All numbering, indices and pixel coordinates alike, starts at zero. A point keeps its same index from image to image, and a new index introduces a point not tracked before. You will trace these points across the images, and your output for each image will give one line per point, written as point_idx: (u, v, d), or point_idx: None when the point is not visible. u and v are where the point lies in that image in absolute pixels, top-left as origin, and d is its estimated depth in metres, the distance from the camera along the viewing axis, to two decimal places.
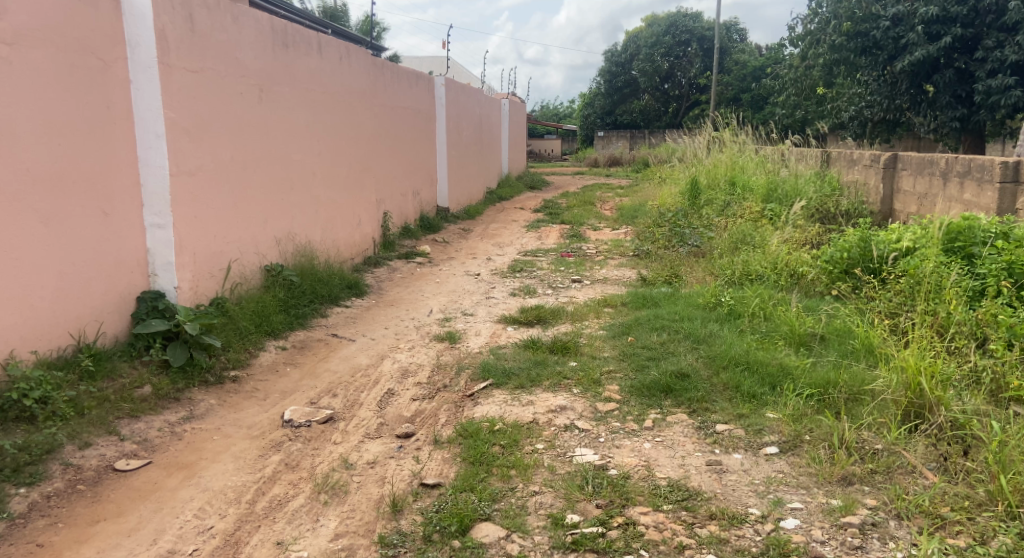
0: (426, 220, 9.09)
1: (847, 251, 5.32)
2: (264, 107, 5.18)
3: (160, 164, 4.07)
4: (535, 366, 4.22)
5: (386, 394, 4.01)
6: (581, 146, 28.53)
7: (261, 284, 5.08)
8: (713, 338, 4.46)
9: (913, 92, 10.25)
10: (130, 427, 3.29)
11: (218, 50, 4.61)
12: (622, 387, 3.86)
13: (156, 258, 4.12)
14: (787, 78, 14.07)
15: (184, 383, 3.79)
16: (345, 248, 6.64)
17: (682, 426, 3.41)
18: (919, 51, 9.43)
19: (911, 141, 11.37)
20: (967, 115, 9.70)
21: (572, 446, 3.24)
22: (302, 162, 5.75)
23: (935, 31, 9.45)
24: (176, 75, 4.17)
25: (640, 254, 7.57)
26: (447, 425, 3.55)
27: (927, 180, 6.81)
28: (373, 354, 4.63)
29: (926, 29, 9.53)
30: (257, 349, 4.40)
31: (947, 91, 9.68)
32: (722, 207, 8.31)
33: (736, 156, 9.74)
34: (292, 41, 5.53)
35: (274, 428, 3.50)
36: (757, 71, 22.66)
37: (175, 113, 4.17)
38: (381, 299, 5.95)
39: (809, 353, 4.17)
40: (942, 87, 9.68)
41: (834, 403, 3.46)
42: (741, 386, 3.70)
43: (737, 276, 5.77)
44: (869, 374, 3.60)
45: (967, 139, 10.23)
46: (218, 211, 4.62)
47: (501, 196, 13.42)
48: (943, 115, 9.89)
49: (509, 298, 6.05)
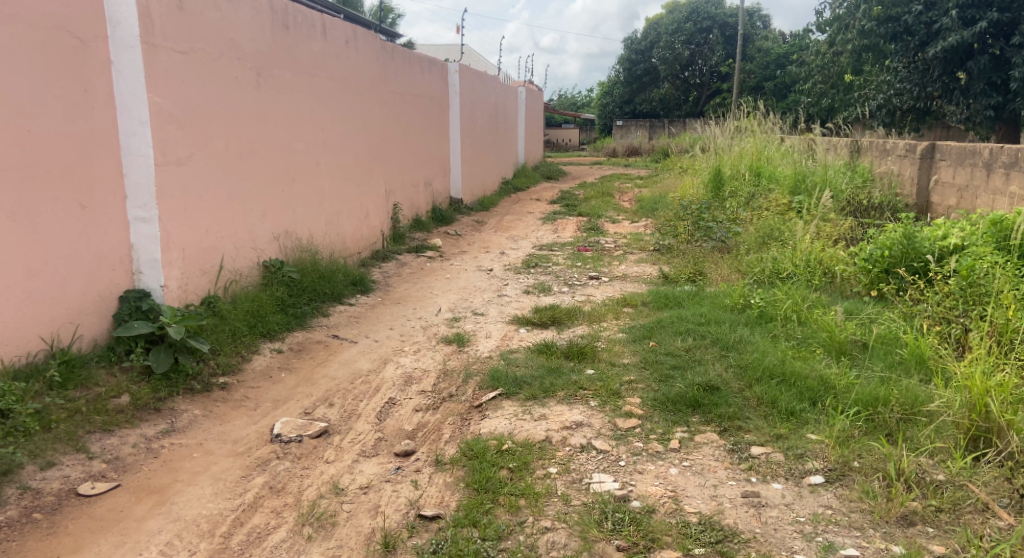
0: (438, 212, 8.75)
1: (889, 249, 4.90)
2: (263, 93, 4.85)
3: (145, 152, 3.75)
4: (549, 375, 3.87)
5: (388, 403, 3.69)
6: (600, 135, 28.03)
7: (259, 281, 4.77)
8: (744, 345, 4.09)
9: (945, 80, 9.75)
10: (102, 444, 2.99)
11: (211, 31, 4.28)
12: (644, 400, 3.52)
13: (141, 254, 3.80)
14: (813, 64, 13.50)
15: (167, 392, 3.48)
16: (351, 242, 6.32)
17: (712, 447, 3.07)
18: (952, 37, 8.97)
19: (941, 131, 10.86)
20: (1003, 103, 9.21)
21: (590, 471, 2.91)
22: (304, 152, 5.42)
23: (971, 15, 8.97)
24: (162, 56, 3.84)
25: (661, 249, 7.19)
26: (451, 442, 3.22)
27: (968, 172, 6.37)
28: (376, 357, 4.30)
29: (960, 13, 9.05)
30: (250, 352, 4.08)
31: (982, 79, 9.20)
32: (746, 199, 7.91)
33: (762, 145, 9.29)
34: (292, 22, 5.18)
35: (261, 443, 3.19)
36: (781, 58, 22.05)
37: (161, 98, 3.85)
38: (387, 296, 5.63)
39: (852, 364, 3.80)
40: (977, 74, 9.20)
41: (885, 424, 3.09)
42: (778, 402, 3.34)
43: (766, 274, 5.37)
44: (923, 390, 3.23)
45: (1000, 129, 9.71)
46: (211, 203, 4.31)
47: (517, 187, 13.06)
48: (977, 104, 9.40)
49: (522, 297, 5.70)
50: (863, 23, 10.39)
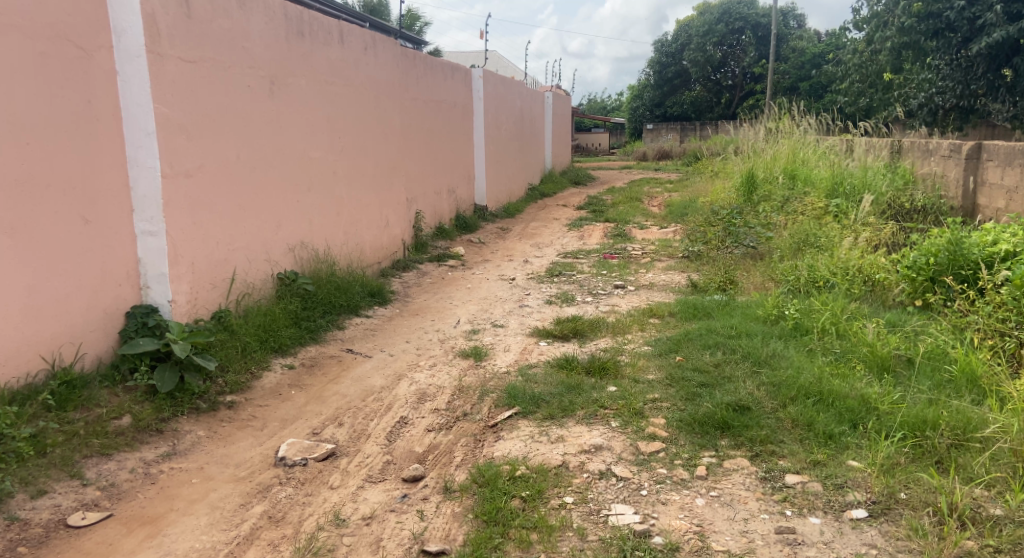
0: (461, 220, 8.60)
1: (934, 256, 4.63)
2: (276, 101, 4.72)
3: (152, 164, 3.63)
4: (569, 393, 3.67)
5: (399, 423, 3.53)
6: (630, 139, 27.71)
7: (272, 294, 4.65)
8: (777, 360, 3.87)
9: (990, 77, 9.39)
10: (98, 469, 2.89)
11: (222, 38, 4.16)
12: (669, 420, 3.32)
13: (148, 268, 3.68)
14: (851, 63, 13.05)
15: (172, 412, 3.34)
16: (370, 252, 6.19)
17: (742, 475, 2.88)
18: (997, 33, 8.68)
19: (985, 130, 10.37)
20: None
21: (608, 501, 2.74)
22: (320, 160, 5.30)
23: (1017, 10, 8.73)
24: (169, 65, 3.73)
25: (691, 255, 6.94)
26: (462, 467, 3.07)
27: (1018, 172, 6.02)
28: (389, 373, 4.14)
29: (1005, 9, 8.78)
30: (260, 369, 3.93)
31: None
32: (780, 204, 7.63)
33: (797, 146, 8.98)
34: (308, 29, 5.06)
35: (265, 467, 3.05)
36: (817, 58, 21.52)
37: (169, 108, 3.74)
38: (406, 307, 5.50)
39: (896, 382, 3.56)
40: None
41: (934, 451, 2.89)
42: (815, 424, 3.14)
43: (802, 283, 5.10)
44: (976, 413, 3.03)
45: None
46: (222, 214, 4.19)
47: (543, 193, 12.87)
48: None
49: (544, 307, 5.51)
50: (903, 19, 10.01)
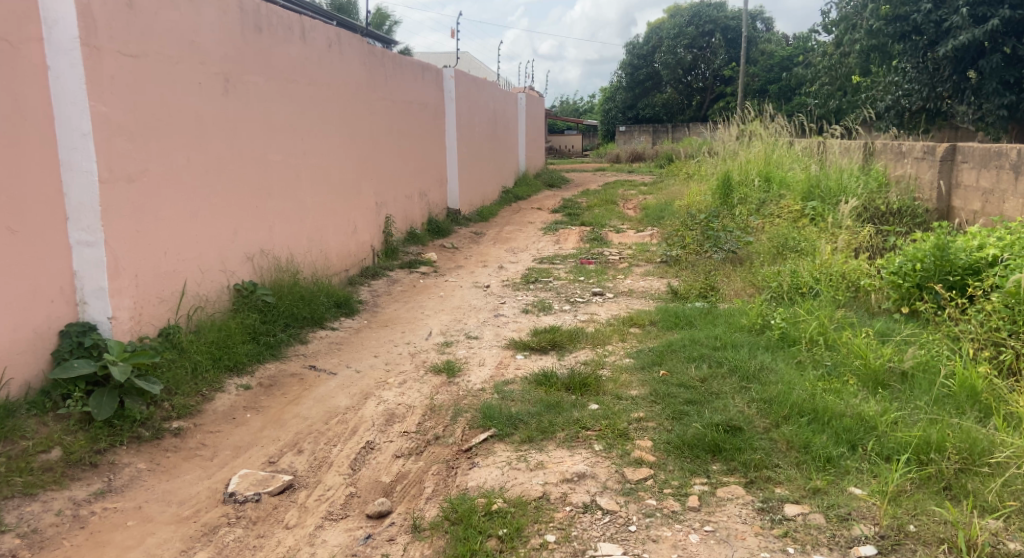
0: (433, 224, 8.31)
1: (920, 261, 4.44)
2: (232, 101, 4.40)
3: (88, 168, 3.31)
4: (548, 412, 3.41)
5: (364, 449, 3.24)
6: (603, 141, 27.58)
7: (228, 307, 4.32)
8: (766, 374, 3.64)
9: (955, 79, 9.26)
10: (20, 512, 2.61)
11: (169, 31, 3.83)
12: (656, 443, 3.08)
13: (85, 282, 3.35)
14: (822, 65, 12.84)
15: (109, 442, 3.03)
16: (337, 259, 5.88)
17: (738, 506, 2.66)
18: (963, 35, 8.52)
19: (949, 132, 10.35)
20: (1016, 102, 8.67)
21: (594, 540, 2.53)
22: (281, 164, 4.99)
23: (982, 13, 8.54)
24: (108, 60, 3.41)
25: (668, 260, 6.72)
26: (433, 500, 2.81)
27: (994, 174, 5.90)
28: (355, 392, 3.85)
29: (971, 11, 8.63)
30: (213, 391, 3.62)
31: (993, 78, 8.67)
32: (756, 207, 7.47)
33: (771, 149, 8.83)
34: (266, 24, 4.76)
35: (212, 505, 2.77)
36: (785, 61, 21.47)
37: (107, 107, 3.42)
38: (374, 318, 5.20)
39: (891, 397, 3.35)
40: (988, 73, 8.68)
41: (941, 476, 2.70)
42: (812, 446, 2.92)
43: (785, 290, 4.89)
44: (981, 433, 2.85)
45: (1013, 130, 9.12)
46: (172, 222, 3.87)
47: (517, 196, 12.63)
48: (988, 103, 8.86)
49: (520, 317, 5.25)
50: (871, 22, 9.91)
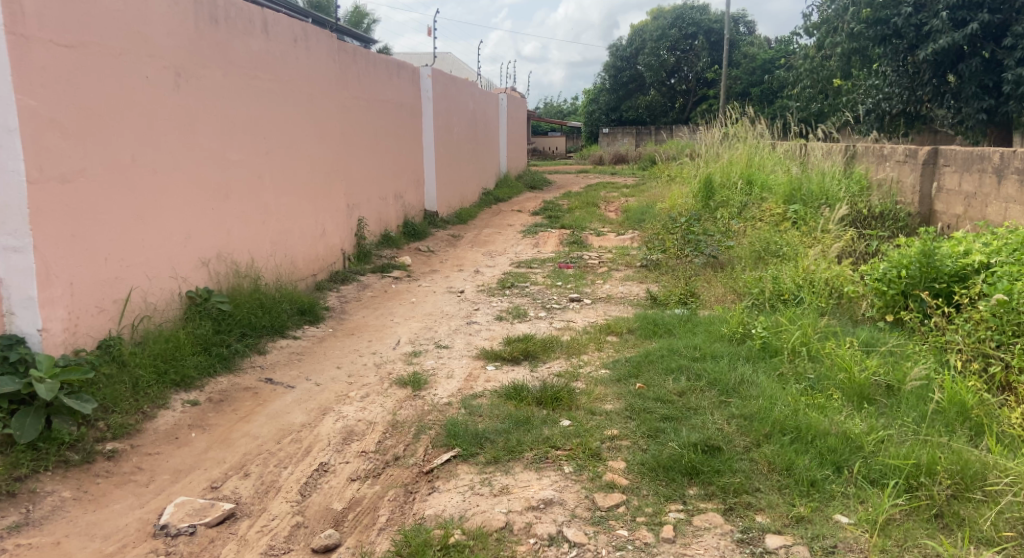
0: (409, 226, 8.06)
1: (905, 267, 4.22)
2: (184, 97, 4.13)
3: (15, 168, 3.09)
4: (516, 430, 3.18)
5: (317, 472, 3.01)
6: (586, 142, 27.42)
7: (180, 316, 4.06)
8: (747, 388, 3.44)
9: (935, 83, 9.10)
10: None
11: (112, 20, 3.58)
12: (630, 465, 2.86)
13: (12, 291, 3.13)
14: (800, 68, 12.65)
15: (31, 467, 2.79)
16: (303, 263, 5.62)
17: (715, 536, 2.46)
18: (942, 39, 8.31)
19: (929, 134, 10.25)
20: (995, 106, 8.60)
21: None
22: (240, 163, 4.72)
23: (962, 17, 8.29)
24: (39, 51, 3.17)
25: (648, 264, 6.53)
26: (386, 532, 2.59)
27: (977, 178, 5.75)
28: (313, 408, 3.60)
29: (951, 14, 8.37)
30: (156, 408, 3.36)
31: (973, 82, 8.57)
32: (738, 210, 7.29)
33: (752, 151, 8.66)
34: (223, 16, 4.49)
35: (142, 539, 2.54)
36: (767, 64, 21.38)
37: (39, 102, 3.17)
38: (340, 326, 4.95)
39: (878, 414, 3.16)
40: (968, 77, 8.56)
41: (933, 503, 2.52)
42: (794, 469, 2.72)
43: (767, 296, 4.70)
44: (974, 455, 2.67)
45: (994, 133, 9.01)
46: (114, 225, 3.60)
47: (497, 197, 12.41)
48: (969, 107, 8.74)
49: (493, 324, 5.02)
50: (851, 25, 9.60)
